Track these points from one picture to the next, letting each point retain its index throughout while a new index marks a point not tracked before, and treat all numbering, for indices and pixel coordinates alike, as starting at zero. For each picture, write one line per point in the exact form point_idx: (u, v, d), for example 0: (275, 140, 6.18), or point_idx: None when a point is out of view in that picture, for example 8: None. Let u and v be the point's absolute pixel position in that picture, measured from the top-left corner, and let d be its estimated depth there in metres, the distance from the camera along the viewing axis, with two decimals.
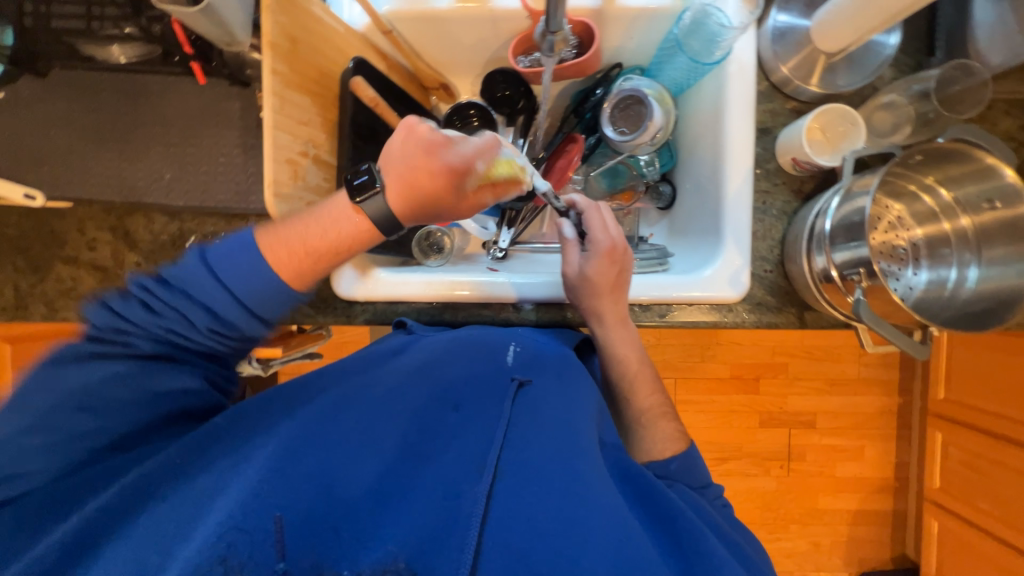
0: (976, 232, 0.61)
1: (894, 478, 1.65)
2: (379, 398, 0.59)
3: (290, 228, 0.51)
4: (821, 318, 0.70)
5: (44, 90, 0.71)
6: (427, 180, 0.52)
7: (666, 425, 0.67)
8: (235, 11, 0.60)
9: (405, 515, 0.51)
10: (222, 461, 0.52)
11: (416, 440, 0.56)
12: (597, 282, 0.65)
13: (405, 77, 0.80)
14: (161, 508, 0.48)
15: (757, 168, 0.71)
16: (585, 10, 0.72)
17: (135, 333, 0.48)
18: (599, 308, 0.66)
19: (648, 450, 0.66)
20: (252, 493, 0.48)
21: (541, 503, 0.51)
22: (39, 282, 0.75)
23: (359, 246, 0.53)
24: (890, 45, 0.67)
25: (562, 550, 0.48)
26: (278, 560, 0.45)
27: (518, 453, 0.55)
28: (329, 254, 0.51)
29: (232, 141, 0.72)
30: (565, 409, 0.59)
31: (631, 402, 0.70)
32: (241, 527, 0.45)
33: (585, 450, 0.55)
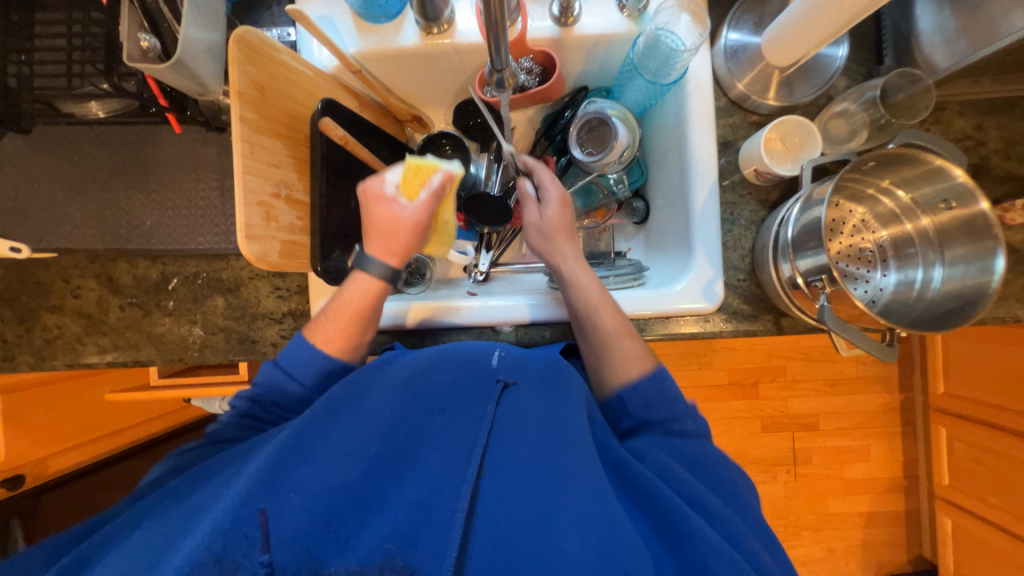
0: (936, 232, 0.62)
1: (904, 477, 1.63)
2: (363, 405, 0.58)
3: (321, 317, 0.64)
4: (797, 323, 0.71)
5: (27, 146, 0.73)
6: (370, 213, 0.65)
7: (633, 344, 0.65)
8: (205, 62, 0.62)
9: (392, 508, 0.51)
10: (214, 478, 0.54)
11: (402, 443, 0.55)
12: (547, 218, 0.70)
13: (378, 112, 0.82)
14: (154, 523, 0.50)
15: (722, 181, 0.73)
16: (544, 40, 0.74)
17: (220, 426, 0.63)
18: (555, 246, 0.69)
19: (616, 374, 0.65)
20: (239, 504, 0.48)
21: (525, 498, 0.51)
22: (25, 331, 0.76)
23: (373, 300, 0.65)
24: (839, 57, 0.69)
25: (545, 542, 0.47)
26: (261, 553, 0.46)
27: (503, 450, 0.54)
28: (351, 317, 0.64)
29: (211, 184, 0.74)
30: (549, 403, 0.59)
31: (597, 326, 0.65)
32: (229, 534, 0.46)
33: (572, 439, 0.55)
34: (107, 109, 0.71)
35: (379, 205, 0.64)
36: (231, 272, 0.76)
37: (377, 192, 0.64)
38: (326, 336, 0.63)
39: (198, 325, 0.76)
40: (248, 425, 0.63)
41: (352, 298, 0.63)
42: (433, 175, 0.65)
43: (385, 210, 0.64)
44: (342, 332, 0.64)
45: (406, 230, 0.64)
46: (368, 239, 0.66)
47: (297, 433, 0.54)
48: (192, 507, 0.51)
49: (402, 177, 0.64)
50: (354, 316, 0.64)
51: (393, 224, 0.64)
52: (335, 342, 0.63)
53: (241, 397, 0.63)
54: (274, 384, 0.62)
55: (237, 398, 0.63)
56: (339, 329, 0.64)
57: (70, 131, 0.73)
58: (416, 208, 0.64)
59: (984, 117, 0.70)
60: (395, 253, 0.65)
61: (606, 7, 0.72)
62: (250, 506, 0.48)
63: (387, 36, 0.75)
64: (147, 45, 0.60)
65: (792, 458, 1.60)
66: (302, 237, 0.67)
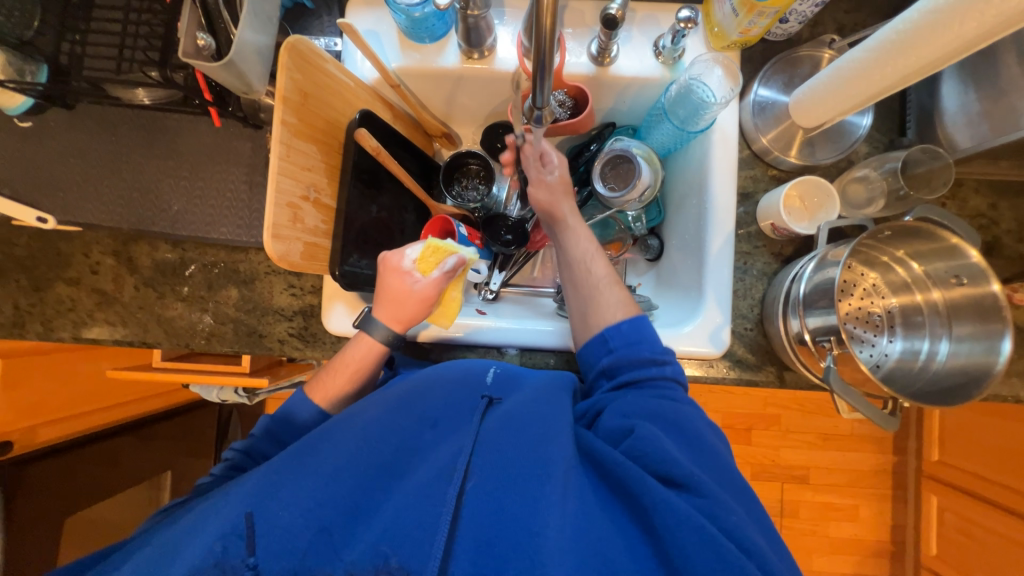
0: (946, 306, 0.63)
1: (890, 542, 1.60)
2: (356, 412, 0.59)
3: (322, 375, 0.67)
4: (800, 379, 0.71)
5: (69, 122, 0.75)
6: (382, 283, 0.67)
7: (619, 291, 0.67)
8: (254, 64, 0.65)
9: (381, 516, 0.51)
10: (207, 502, 0.55)
11: (392, 456, 0.56)
12: (550, 179, 0.73)
13: (410, 125, 0.85)
14: (148, 550, 0.51)
15: (738, 230, 0.75)
16: (580, 76, 0.76)
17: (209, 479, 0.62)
18: (555, 202, 0.72)
19: (601, 315, 0.65)
20: (229, 524, 0.48)
21: (510, 505, 0.51)
22: (39, 300, 0.77)
23: (372, 360, 0.67)
24: (862, 125, 0.72)
25: (528, 541, 0.48)
26: (249, 555, 0.47)
27: (489, 460, 0.55)
28: (350, 374, 0.66)
29: (240, 178, 0.76)
30: (531, 402, 0.60)
31: (589, 271, 0.68)
32: (225, 541, 0.47)
33: (550, 438, 0.56)
34: (153, 96, 0.73)
35: (393, 276, 0.67)
36: (248, 265, 0.77)
37: (393, 264, 0.67)
38: (324, 389, 0.66)
39: (209, 313, 0.77)
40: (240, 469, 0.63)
41: (354, 358, 0.67)
42: (448, 256, 0.69)
43: (398, 282, 0.66)
44: (339, 389, 0.66)
45: (416, 302, 0.67)
46: (376, 305, 0.67)
47: (290, 451, 0.56)
48: (184, 530, 0.51)
49: (420, 254, 0.68)
50: (351, 374, 0.67)
51: (405, 296, 0.66)
52: (333, 396, 0.66)
53: (234, 449, 0.63)
54: (277, 422, 0.64)
55: (230, 450, 0.63)
56: (337, 383, 0.66)
57: (112, 112, 0.76)
58: (427, 282, 0.67)
59: (999, 197, 0.71)
60: (402, 322, 0.67)
61: (643, 53, 0.75)
62: (240, 515, 0.49)
63: (429, 56, 0.77)
64: (202, 43, 0.60)
65: (779, 509, 1.58)
66: (323, 240, 0.68)
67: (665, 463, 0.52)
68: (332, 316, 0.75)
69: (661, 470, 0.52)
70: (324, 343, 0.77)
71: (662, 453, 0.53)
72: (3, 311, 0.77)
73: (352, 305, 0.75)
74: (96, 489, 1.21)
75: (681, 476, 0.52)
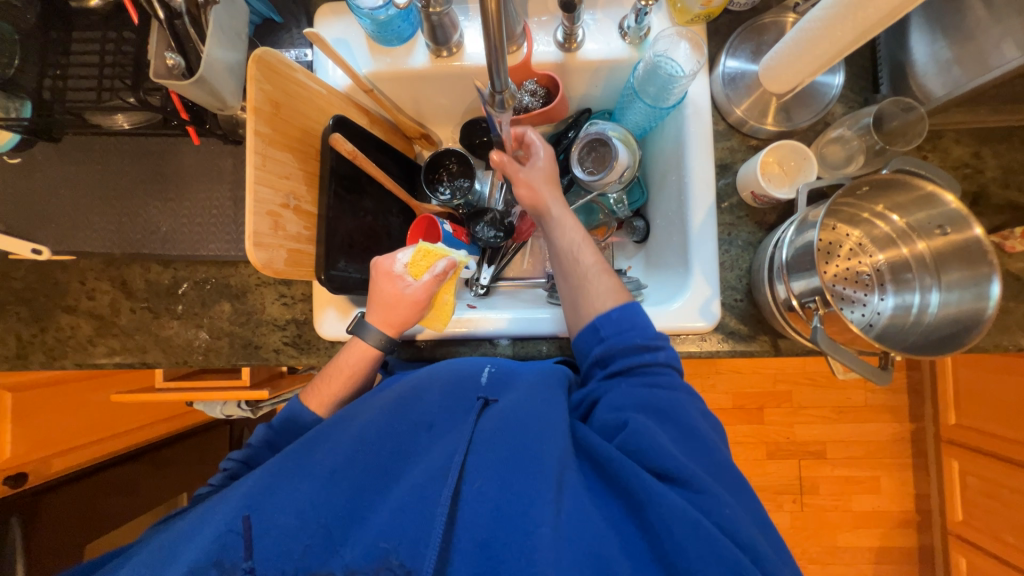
0: (932, 257, 0.62)
1: (916, 512, 1.57)
2: (351, 419, 0.59)
3: (319, 383, 0.68)
4: (794, 345, 0.71)
5: (56, 154, 0.77)
6: (376, 287, 0.68)
7: (609, 278, 0.66)
8: (226, 79, 0.66)
9: (376, 518, 0.51)
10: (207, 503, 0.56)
11: (388, 460, 0.56)
12: (535, 174, 0.72)
13: (388, 129, 0.86)
14: (152, 549, 0.53)
15: (720, 203, 0.74)
16: (549, 64, 0.77)
17: (211, 486, 0.63)
18: (540, 197, 0.72)
19: (590, 304, 0.65)
20: (226, 526, 0.50)
21: (504, 502, 0.51)
22: (40, 331, 0.79)
23: (365, 364, 0.68)
24: (835, 85, 0.71)
25: (520, 536, 0.48)
26: (245, 558, 0.48)
27: (484, 461, 0.54)
28: (346, 380, 0.67)
29: (225, 195, 0.77)
30: (526, 402, 0.59)
31: (577, 261, 0.67)
32: (224, 542, 0.48)
33: (546, 437, 0.55)
34: (132, 121, 0.74)
35: (385, 280, 0.67)
36: (239, 278, 0.78)
37: (385, 270, 0.68)
38: (322, 396, 0.67)
39: (204, 329, 0.78)
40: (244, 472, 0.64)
41: (348, 364, 0.67)
42: (439, 261, 0.68)
43: (390, 286, 0.67)
44: (336, 396, 0.68)
45: (408, 306, 0.67)
46: (370, 309, 0.68)
47: (286, 454, 0.56)
48: (185, 531, 0.52)
49: (411, 258, 0.68)
50: (346, 381, 0.67)
51: (396, 299, 0.67)
52: (330, 403, 0.67)
53: (233, 458, 0.65)
54: (280, 431, 0.66)
55: (229, 459, 0.65)
56: (334, 389, 0.67)
57: (96, 141, 0.78)
58: (417, 286, 0.67)
59: (981, 146, 0.71)
60: (395, 326, 0.67)
61: (609, 35, 0.75)
62: (237, 520, 0.50)
63: (399, 58, 0.78)
64: (172, 62, 0.64)
65: (798, 486, 1.56)
66: (307, 246, 0.69)
67: (655, 459, 0.52)
68: (324, 321, 0.76)
69: (656, 466, 0.52)
70: (318, 349, 0.77)
71: (653, 447, 0.53)
72: (7, 343, 0.79)
73: (342, 309, 0.76)
74: (113, 515, 1.22)
75: (676, 470, 0.51)
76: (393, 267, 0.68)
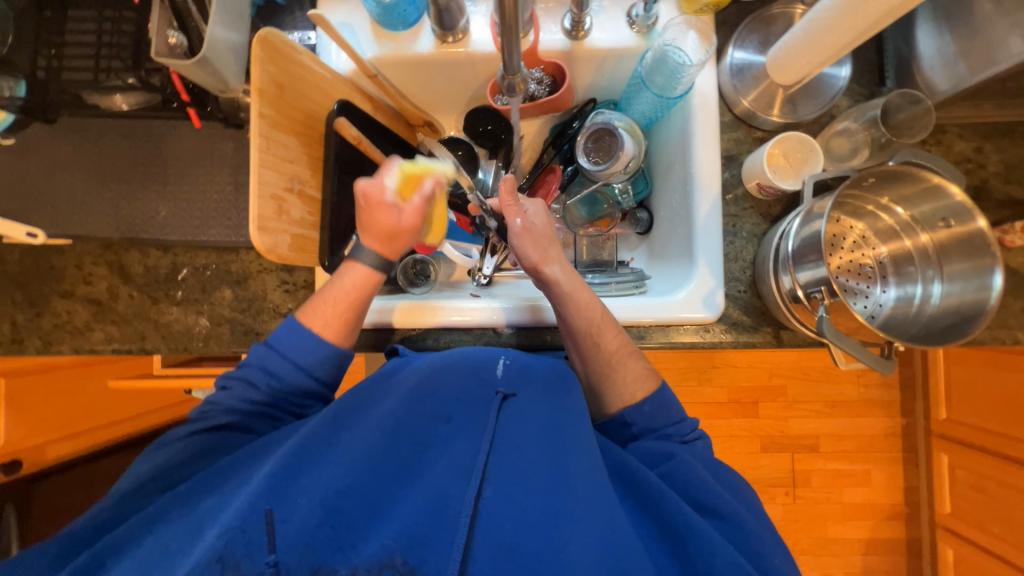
0: (935, 248, 0.63)
1: (905, 504, 1.60)
2: (373, 414, 0.58)
3: (320, 304, 0.66)
4: (796, 337, 0.71)
5: (51, 135, 0.75)
6: (367, 213, 0.67)
7: (635, 361, 0.65)
8: (228, 60, 0.65)
9: (398, 514, 0.50)
10: (223, 486, 0.53)
11: (409, 453, 0.55)
12: (539, 231, 0.69)
13: (391, 116, 0.84)
14: (163, 529, 0.50)
15: (725, 194, 0.74)
16: (556, 52, 0.76)
17: (217, 408, 0.63)
18: (547, 260, 0.68)
19: (619, 392, 0.65)
20: (245, 516, 0.47)
21: (527, 499, 0.52)
22: (36, 316, 0.78)
23: (368, 287, 0.67)
24: (842, 77, 0.71)
25: (549, 545, 0.49)
26: (268, 553, 0.45)
27: (508, 455, 0.55)
28: (351, 302, 0.66)
29: (225, 179, 0.76)
30: (548, 402, 0.61)
31: (601, 345, 0.65)
32: (240, 527, 0.46)
33: (572, 445, 0.56)
34: (131, 101, 0.73)
35: (375, 207, 0.66)
36: (239, 264, 0.77)
37: (367, 195, 0.66)
38: (324, 319, 0.65)
39: (204, 315, 0.77)
40: (251, 409, 0.63)
41: (354, 284, 0.66)
42: (425, 180, 0.69)
43: (386, 214, 0.66)
44: (341, 316, 0.66)
45: (405, 232, 0.68)
46: (364, 232, 0.67)
47: (306, 439, 0.54)
48: (203, 514, 0.50)
49: (398, 182, 0.67)
50: (354, 302, 0.66)
51: (392, 224, 0.67)
52: (332, 325, 0.65)
53: (238, 376, 0.64)
54: (297, 380, 0.64)
55: (232, 377, 0.64)
56: (336, 312, 0.66)
57: (93, 122, 0.76)
58: (410, 210, 0.68)
59: (983, 141, 0.71)
60: (390, 249, 0.68)
61: (617, 23, 0.75)
62: (258, 508, 0.47)
63: (404, 43, 0.77)
64: (174, 41, 0.62)
65: (792, 479, 1.58)
66: (311, 232, 0.68)
67: (697, 489, 0.56)
68: None
69: (694, 495, 0.56)
70: None
71: (698, 481, 0.56)
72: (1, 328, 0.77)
73: None
74: None
75: (712, 502, 0.55)
76: (372, 189, 0.66)
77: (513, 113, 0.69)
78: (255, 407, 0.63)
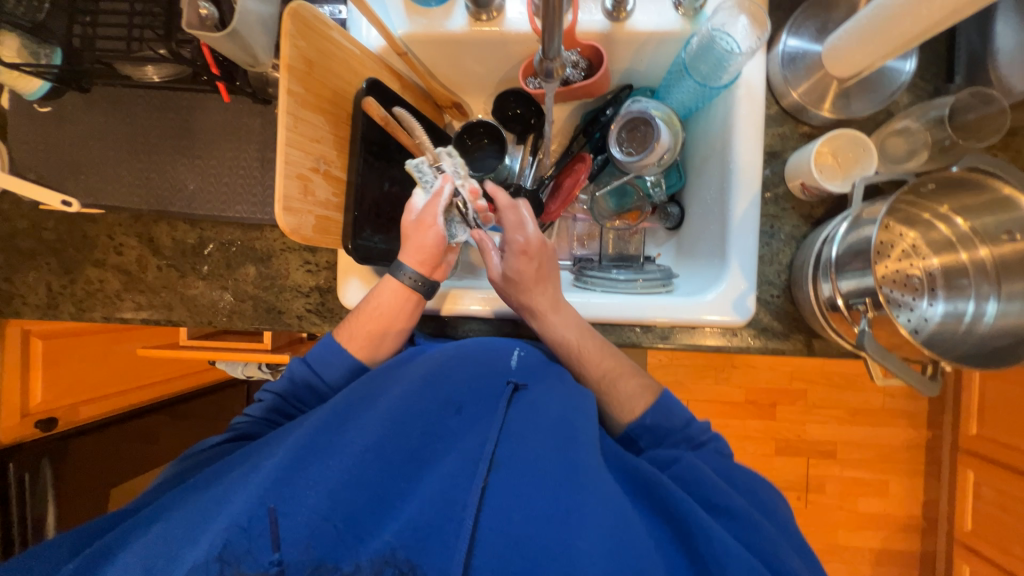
0: (994, 264, 0.59)
1: (922, 518, 1.56)
2: (381, 401, 0.58)
3: (355, 320, 0.66)
4: (829, 346, 0.68)
5: (85, 104, 0.76)
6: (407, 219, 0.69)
7: (628, 381, 0.65)
8: (258, 33, 0.64)
9: (405, 507, 0.51)
10: (234, 472, 0.54)
11: (417, 443, 0.56)
12: (513, 275, 0.66)
13: (419, 96, 0.82)
14: (174, 517, 0.51)
15: (765, 193, 0.71)
16: (594, 34, 0.72)
17: (246, 420, 0.64)
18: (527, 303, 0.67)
19: (616, 413, 0.65)
20: (253, 508, 0.47)
21: (537, 494, 0.51)
22: (70, 283, 0.80)
23: (400, 309, 0.66)
24: (906, 70, 0.66)
25: (557, 543, 0.48)
26: (273, 552, 0.46)
27: (518, 447, 0.55)
28: (383, 325, 0.66)
29: (252, 155, 0.75)
30: (561, 397, 0.60)
31: (587, 373, 0.66)
32: (246, 523, 0.46)
33: (583, 446, 0.54)
34: (162, 73, 0.72)
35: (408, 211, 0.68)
36: (264, 242, 0.78)
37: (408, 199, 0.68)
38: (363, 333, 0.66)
39: (229, 291, 0.78)
40: (277, 423, 0.65)
41: (381, 304, 0.66)
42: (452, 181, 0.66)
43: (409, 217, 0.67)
44: (369, 334, 0.66)
45: (419, 233, 0.66)
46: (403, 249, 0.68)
47: (315, 430, 0.55)
48: (212, 500, 0.51)
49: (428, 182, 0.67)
50: (383, 321, 0.66)
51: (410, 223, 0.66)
52: (358, 340, 0.66)
53: (270, 391, 0.65)
54: (299, 380, 0.65)
55: (266, 391, 0.66)
56: (364, 326, 0.66)
57: (126, 93, 0.76)
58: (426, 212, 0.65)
59: None
60: (429, 266, 0.67)
61: (661, 5, 0.70)
62: (264, 504, 0.48)
63: (436, 20, 0.74)
64: (206, 13, 0.60)
65: (805, 484, 1.55)
66: (335, 213, 0.68)
67: (710, 492, 0.55)
68: (347, 291, 0.75)
69: (708, 499, 0.55)
70: (341, 318, 0.77)
71: (708, 483, 0.55)
72: (38, 293, 0.80)
73: (365, 279, 0.75)
74: None
75: (726, 504, 0.54)
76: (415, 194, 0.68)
77: (547, 102, 0.66)
78: (267, 418, 0.64)
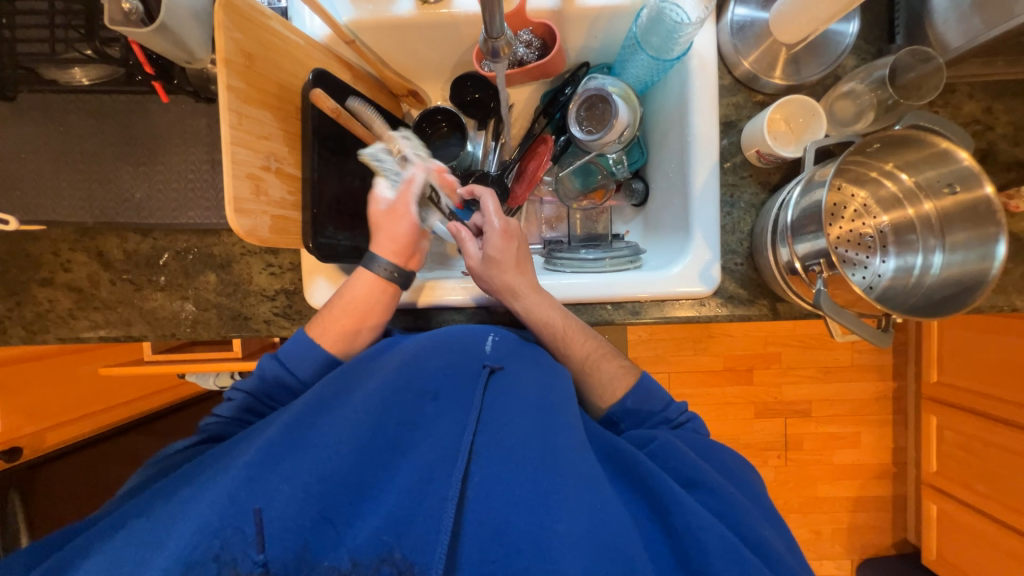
0: (938, 217, 0.61)
1: (893, 464, 1.65)
2: (355, 396, 0.57)
3: (329, 316, 0.65)
4: (792, 309, 0.71)
5: (11, 114, 0.71)
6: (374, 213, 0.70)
7: (610, 362, 0.66)
8: (191, 27, 0.60)
9: (384, 498, 0.51)
10: (201, 475, 0.53)
11: (394, 434, 0.55)
12: (492, 258, 0.66)
13: (373, 85, 0.80)
14: (141, 523, 0.49)
15: (723, 163, 0.72)
16: (545, 12, 0.71)
17: (216, 420, 0.63)
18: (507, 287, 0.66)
19: (599, 393, 0.65)
20: (227, 513, 0.46)
21: (517, 476, 0.52)
22: (17, 305, 0.76)
23: (375, 300, 0.66)
24: (849, 33, 0.67)
25: (538, 523, 0.49)
26: (257, 553, 0.45)
27: (496, 430, 0.55)
28: (359, 320, 0.65)
29: (201, 157, 0.72)
30: (536, 380, 0.60)
31: (570, 354, 0.66)
32: (223, 527, 0.46)
33: (562, 426, 0.55)
34: (90, 75, 0.69)
35: (377, 204, 0.69)
36: (223, 247, 0.75)
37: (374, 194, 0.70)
38: (338, 328, 0.65)
39: (190, 300, 0.76)
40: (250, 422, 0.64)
41: (357, 298, 0.65)
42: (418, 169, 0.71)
43: (380, 209, 0.69)
44: (347, 331, 0.65)
45: (394, 223, 0.68)
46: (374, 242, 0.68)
47: (287, 427, 0.53)
48: (182, 504, 0.50)
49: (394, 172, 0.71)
50: (358, 317, 0.65)
51: (383, 215, 0.68)
52: (333, 338, 0.65)
53: (240, 390, 0.63)
54: (270, 378, 0.63)
55: (236, 390, 0.64)
56: (341, 323, 0.65)
57: (55, 99, 0.71)
58: (399, 200, 0.69)
59: (994, 101, 0.68)
60: (405, 256, 0.68)
61: None
62: (241, 503, 0.47)
63: (382, 6, 0.72)
64: (129, 7, 0.57)
65: (784, 443, 1.62)
66: (293, 212, 0.66)
67: (683, 467, 0.57)
68: (315, 291, 0.74)
69: (683, 472, 0.56)
70: (310, 319, 0.76)
71: (683, 458, 0.57)
72: None
73: (332, 277, 0.74)
74: None
75: (699, 477, 0.56)
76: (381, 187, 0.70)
77: (500, 77, 0.65)
78: (238, 417, 0.63)
